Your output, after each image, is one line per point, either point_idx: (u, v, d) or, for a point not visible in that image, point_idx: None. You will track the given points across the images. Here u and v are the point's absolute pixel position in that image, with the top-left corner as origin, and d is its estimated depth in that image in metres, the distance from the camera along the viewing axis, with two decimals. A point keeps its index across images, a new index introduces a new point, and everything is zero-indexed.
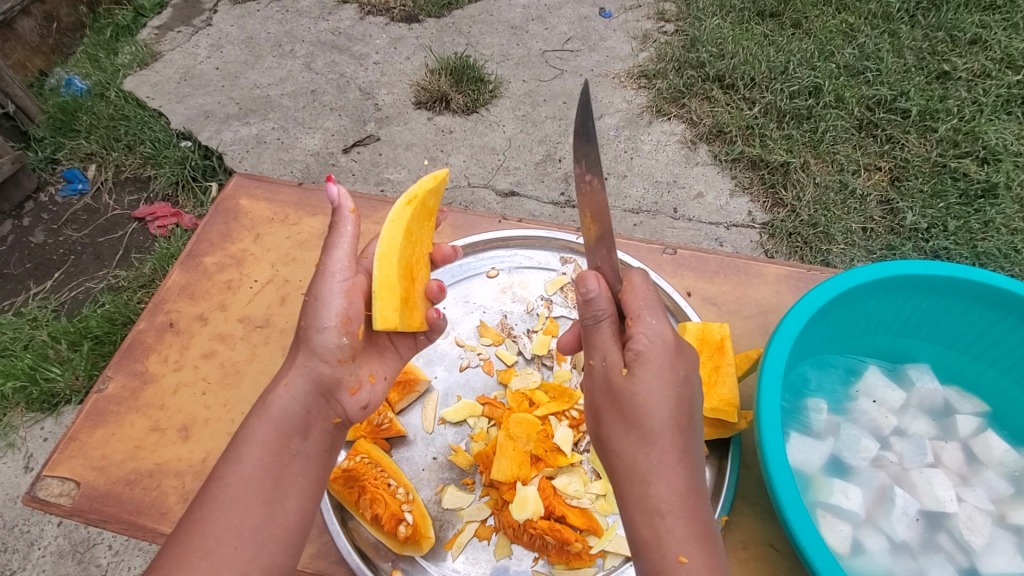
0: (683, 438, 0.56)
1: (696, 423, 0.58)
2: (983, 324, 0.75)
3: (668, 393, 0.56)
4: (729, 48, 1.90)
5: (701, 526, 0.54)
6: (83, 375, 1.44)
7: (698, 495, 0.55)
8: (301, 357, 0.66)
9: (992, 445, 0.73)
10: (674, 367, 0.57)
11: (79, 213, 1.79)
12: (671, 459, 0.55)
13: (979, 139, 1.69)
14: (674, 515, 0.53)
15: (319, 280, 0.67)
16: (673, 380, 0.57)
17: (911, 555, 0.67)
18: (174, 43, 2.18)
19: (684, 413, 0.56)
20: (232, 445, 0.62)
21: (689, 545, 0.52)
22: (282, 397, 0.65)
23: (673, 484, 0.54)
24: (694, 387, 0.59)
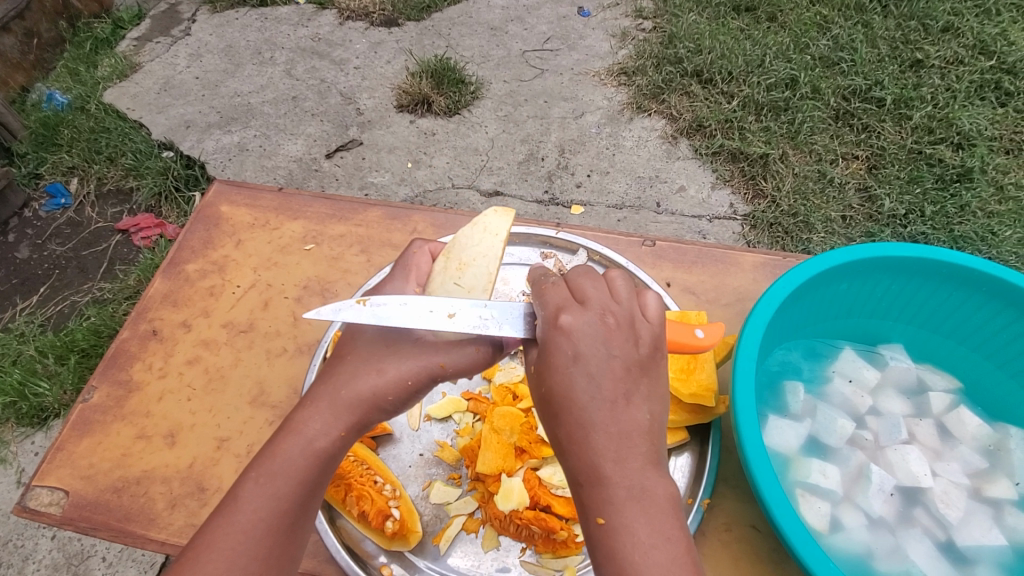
0: (590, 416, 0.52)
1: (612, 395, 0.53)
2: (955, 302, 0.77)
3: (560, 376, 0.53)
4: (706, 44, 1.92)
5: (621, 490, 0.51)
6: (71, 389, 1.43)
7: (617, 463, 0.52)
8: (360, 414, 0.61)
9: (965, 420, 0.75)
10: (560, 348, 0.54)
11: (62, 227, 1.78)
12: (579, 436, 0.52)
13: (953, 125, 1.72)
14: (593, 483, 0.52)
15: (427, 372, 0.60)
16: (558, 364, 0.53)
17: (889, 530, 0.69)
18: (153, 54, 2.17)
19: (577, 390, 0.53)
20: (270, 477, 0.58)
21: (606, 507, 0.51)
22: (334, 445, 0.60)
23: (589, 453, 0.52)
24: (601, 359, 0.53)
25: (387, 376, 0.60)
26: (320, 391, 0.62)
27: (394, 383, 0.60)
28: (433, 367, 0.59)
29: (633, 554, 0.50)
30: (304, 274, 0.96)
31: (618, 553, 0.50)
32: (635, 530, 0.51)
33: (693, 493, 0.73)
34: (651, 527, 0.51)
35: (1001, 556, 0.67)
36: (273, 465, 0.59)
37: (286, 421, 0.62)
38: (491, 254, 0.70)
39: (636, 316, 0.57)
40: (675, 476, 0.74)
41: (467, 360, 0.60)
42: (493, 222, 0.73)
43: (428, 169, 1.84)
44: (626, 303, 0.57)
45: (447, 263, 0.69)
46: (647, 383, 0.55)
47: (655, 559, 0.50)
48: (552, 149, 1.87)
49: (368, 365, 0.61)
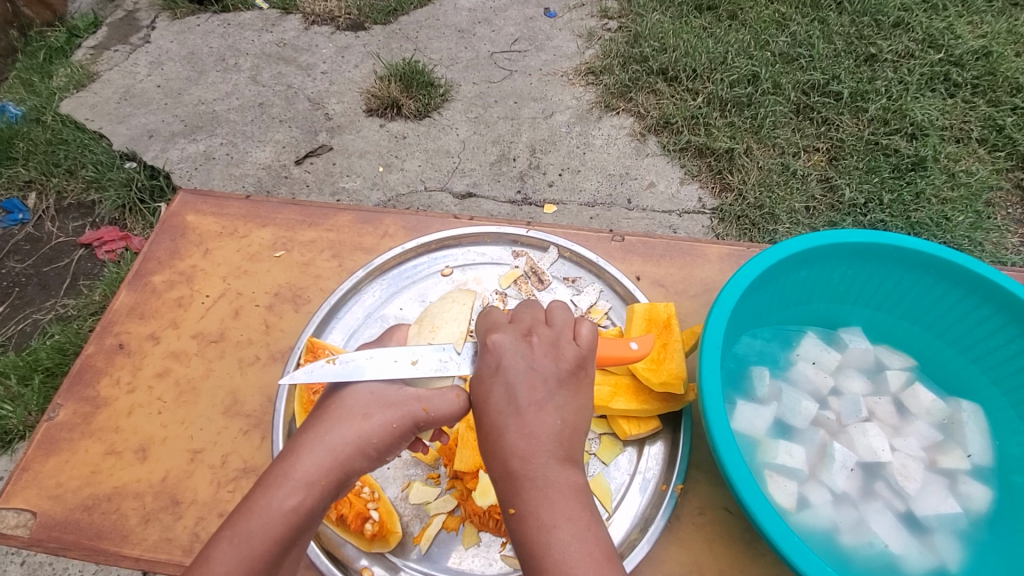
0: (504, 418, 0.58)
1: (528, 402, 0.58)
2: (907, 285, 0.81)
3: (485, 384, 0.59)
4: (671, 42, 1.96)
5: (526, 482, 0.55)
6: (36, 409, 1.39)
7: (525, 460, 0.56)
8: (341, 460, 0.62)
9: (921, 396, 0.79)
10: (486, 361, 0.60)
11: (21, 243, 1.72)
12: (493, 438, 0.58)
13: (907, 116, 1.79)
14: (505, 480, 0.57)
15: (407, 421, 0.63)
16: (483, 373, 0.59)
17: (852, 505, 0.72)
18: (111, 62, 2.11)
19: (497, 397, 0.58)
20: (245, 535, 0.57)
21: (516, 499, 0.55)
22: (312, 496, 0.61)
23: (500, 451, 0.57)
24: (519, 370, 0.59)
25: (371, 420, 0.63)
26: (300, 442, 0.63)
27: (378, 428, 0.63)
28: (416, 412, 0.62)
29: (539, 535, 0.53)
30: (275, 281, 0.95)
31: (527, 537, 0.54)
32: (539, 513, 0.54)
33: (666, 479, 0.75)
34: (552, 509, 0.54)
35: (956, 523, 0.71)
36: (247, 523, 0.58)
37: (265, 474, 0.63)
38: (462, 317, 0.71)
39: (564, 338, 0.62)
40: (648, 464, 0.77)
41: (447, 407, 0.62)
42: (461, 295, 0.75)
43: (400, 173, 1.84)
44: (556, 328, 0.63)
45: (421, 329, 0.72)
46: (565, 394, 0.60)
47: (558, 536, 0.53)
48: (523, 149, 1.88)
49: (353, 409, 0.63)
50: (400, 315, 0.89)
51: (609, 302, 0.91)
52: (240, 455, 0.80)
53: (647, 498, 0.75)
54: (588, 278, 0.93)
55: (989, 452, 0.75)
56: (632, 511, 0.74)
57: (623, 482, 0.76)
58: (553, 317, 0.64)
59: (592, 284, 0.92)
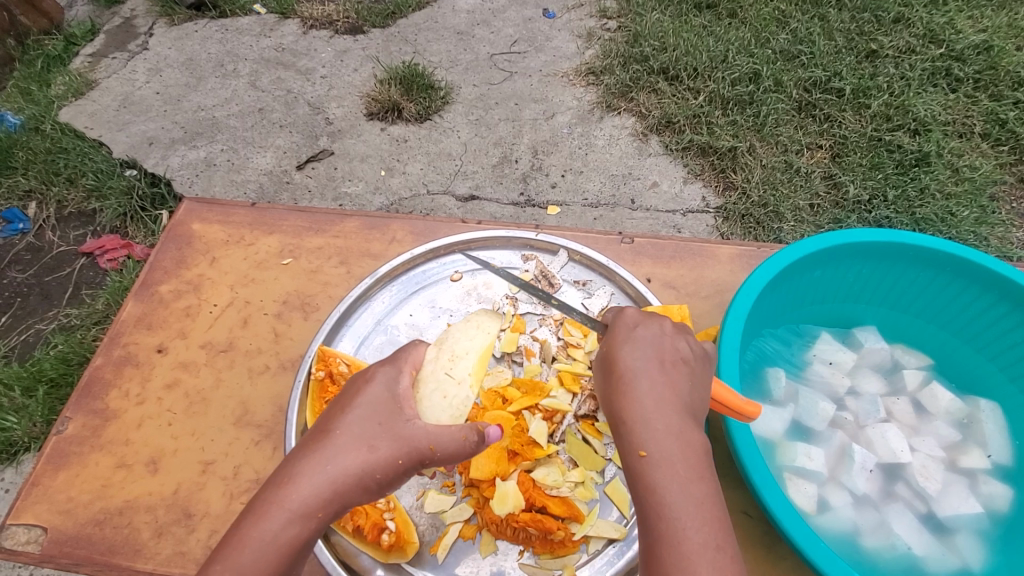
0: (636, 369, 0.59)
1: (667, 360, 0.60)
2: (924, 282, 0.80)
3: (624, 341, 0.61)
4: (671, 41, 1.95)
5: (661, 430, 0.56)
6: (41, 421, 1.38)
7: (661, 406, 0.57)
8: (340, 492, 0.59)
9: (939, 395, 0.78)
10: (624, 321, 0.63)
11: (22, 253, 1.71)
12: (627, 382, 0.58)
13: (909, 112, 1.79)
14: (636, 423, 0.57)
15: (414, 455, 0.61)
16: (619, 330, 0.62)
17: (872, 506, 0.71)
18: (109, 69, 2.11)
19: (640, 350, 0.60)
20: (237, 571, 0.54)
21: (648, 441, 0.55)
22: (308, 529, 0.57)
23: (632, 398, 0.58)
24: (655, 335, 0.61)
25: (376, 453, 0.60)
26: (298, 468, 0.59)
27: (383, 461, 0.60)
28: (422, 449, 0.61)
29: (671, 485, 0.54)
30: (283, 289, 0.94)
31: (656, 483, 0.54)
32: (674, 463, 0.54)
33: None
34: (687, 463, 0.55)
35: (977, 523, 0.70)
36: (241, 557, 0.55)
37: (260, 493, 0.59)
38: (477, 350, 0.74)
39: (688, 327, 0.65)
40: None
41: (454, 446, 0.61)
42: (484, 321, 0.78)
43: (402, 176, 1.83)
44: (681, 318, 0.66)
45: (438, 354, 0.73)
46: (700, 367, 0.61)
47: (693, 491, 0.54)
48: (525, 151, 1.87)
49: (358, 439, 0.60)
50: (410, 321, 0.88)
51: (621, 304, 0.90)
52: (252, 466, 0.80)
53: None
54: (599, 281, 0.93)
55: (1009, 450, 0.74)
56: None
57: None
58: None
59: (603, 287, 0.92)
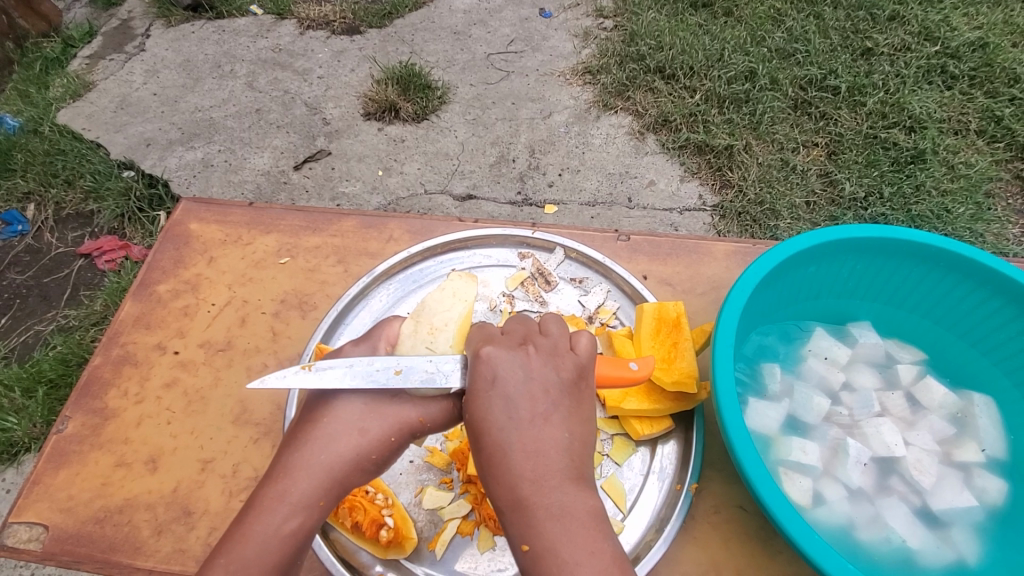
0: (507, 435, 0.57)
1: (530, 415, 0.58)
2: (916, 278, 0.80)
3: (483, 401, 0.58)
4: (667, 40, 1.96)
5: (540, 511, 0.55)
6: (41, 421, 1.38)
7: (534, 484, 0.56)
8: (339, 477, 0.63)
9: (933, 389, 0.79)
10: (481, 373, 0.59)
11: (21, 254, 1.71)
12: (499, 458, 0.57)
13: (904, 109, 1.80)
14: (514, 509, 0.56)
15: (402, 431, 0.64)
16: (479, 387, 0.59)
17: (867, 500, 0.72)
18: (107, 71, 2.11)
19: (499, 416, 0.58)
20: (244, 563, 0.57)
21: (528, 535, 0.54)
22: (311, 517, 0.61)
23: (507, 478, 0.56)
24: (517, 382, 0.59)
25: (369, 436, 0.64)
26: (293, 461, 0.63)
27: (375, 442, 0.64)
28: (413, 422, 0.64)
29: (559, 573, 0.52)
30: (281, 288, 0.95)
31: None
32: (558, 550, 0.53)
33: (681, 478, 0.75)
34: (573, 544, 0.53)
35: (971, 517, 0.71)
36: (245, 550, 0.58)
37: (259, 491, 0.62)
38: (455, 317, 0.72)
39: (562, 347, 0.62)
40: (663, 463, 0.77)
41: (442, 413, 0.65)
42: (459, 287, 0.76)
43: (399, 176, 1.84)
44: (551, 337, 0.63)
45: (417, 327, 0.72)
46: (568, 406, 0.59)
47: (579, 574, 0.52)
48: (522, 150, 1.88)
49: (349, 426, 0.64)
50: None
51: (617, 301, 0.91)
52: (251, 464, 0.80)
53: (661, 496, 0.75)
54: (595, 278, 0.93)
55: (1003, 444, 0.75)
56: (647, 510, 0.74)
57: (637, 482, 0.76)
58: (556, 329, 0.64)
59: (599, 284, 0.92)
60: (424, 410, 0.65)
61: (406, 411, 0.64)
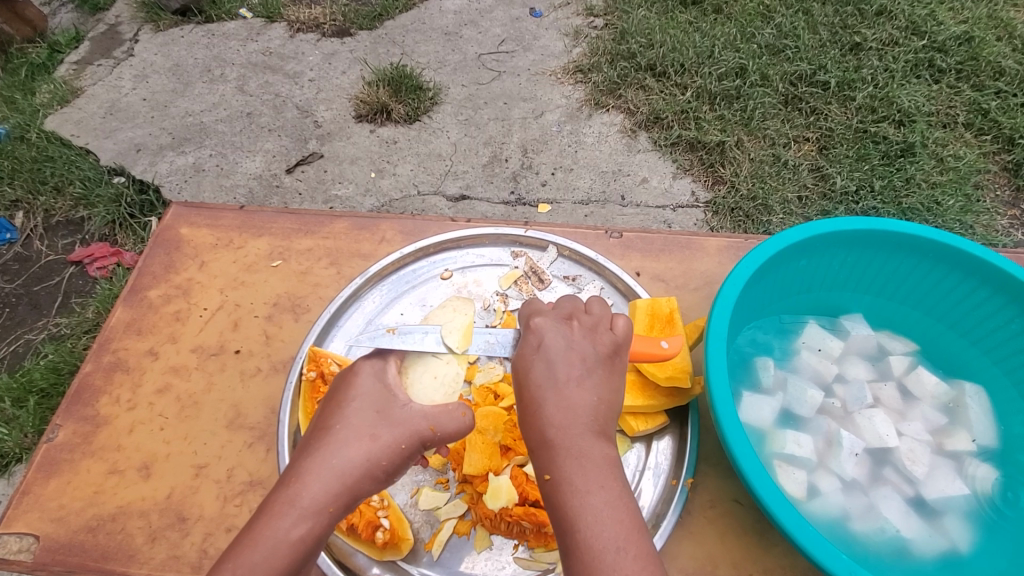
0: (543, 391, 0.61)
1: (567, 376, 0.62)
2: (907, 269, 0.81)
3: (527, 362, 0.64)
4: (658, 38, 1.96)
5: (561, 450, 0.58)
6: (32, 431, 1.38)
7: (561, 428, 0.59)
8: (350, 484, 0.62)
9: (924, 379, 0.79)
10: (529, 340, 0.65)
11: (10, 263, 1.70)
12: (532, 407, 0.61)
13: (894, 103, 1.81)
14: (540, 448, 0.59)
15: (412, 439, 0.65)
16: (525, 351, 0.64)
17: (862, 491, 0.72)
18: (95, 76, 2.09)
19: (537, 377, 0.62)
20: (251, 567, 0.56)
21: (551, 465, 0.58)
22: (320, 524, 0.60)
23: (538, 421, 0.60)
24: (559, 348, 0.64)
25: (380, 442, 0.64)
26: (304, 466, 0.63)
27: (387, 448, 0.64)
28: (423, 430, 0.65)
29: (572, 500, 0.55)
30: (273, 291, 0.94)
31: (561, 502, 0.56)
32: (573, 479, 0.56)
33: (676, 475, 0.75)
34: (587, 477, 0.56)
35: (964, 505, 0.71)
36: (253, 555, 0.56)
37: (268, 497, 0.62)
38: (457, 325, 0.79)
39: (603, 326, 0.67)
40: (658, 460, 0.77)
41: (453, 424, 0.66)
42: (460, 305, 0.83)
43: (393, 177, 1.84)
44: (595, 315, 0.68)
45: None
46: (603, 372, 0.63)
47: (591, 502, 0.55)
48: (515, 150, 1.88)
49: (360, 431, 0.64)
50: (401, 320, 0.88)
51: (611, 298, 0.91)
52: (246, 468, 0.80)
53: (657, 493, 0.75)
54: (588, 275, 0.93)
55: (994, 433, 0.76)
56: (643, 507, 0.74)
57: (633, 479, 0.76)
58: (599, 309, 0.69)
59: (592, 281, 0.93)
60: (431, 417, 0.66)
61: (414, 419, 0.66)
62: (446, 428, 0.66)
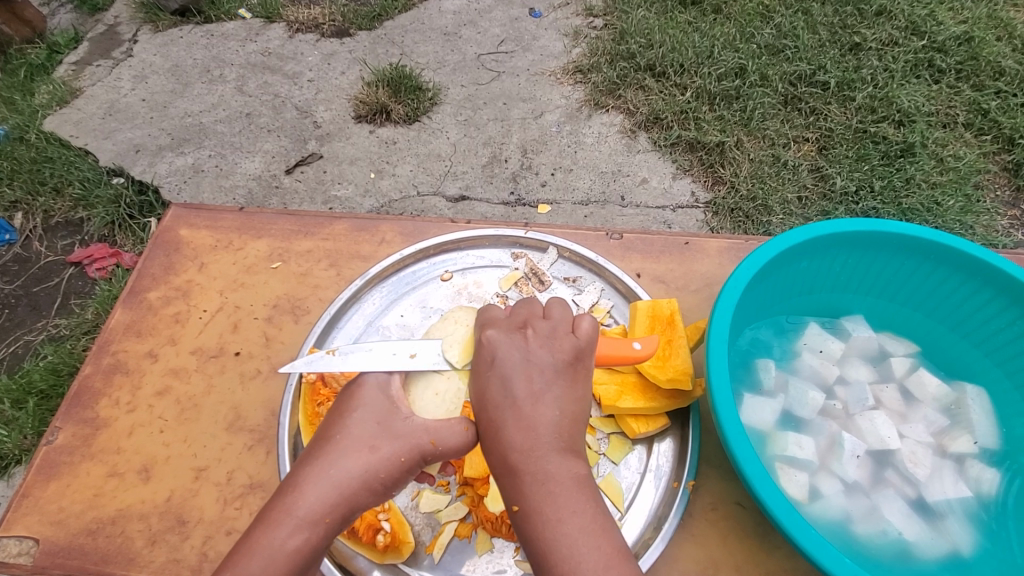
0: (502, 412, 0.62)
1: (525, 393, 0.62)
2: (907, 271, 0.81)
3: (484, 380, 0.64)
4: (657, 38, 1.96)
5: (527, 476, 0.59)
6: (31, 433, 1.37)
7: (526, 453, 0.60)
8: (347, 495, 0.62)
9: (926, 381, 0.79)
10: (482, 356, 0.65)
11: (9, 264, 1.70)
12: (494, 430, 0.62)
13: (893, 103, 1.80)
14: (506, 474, 0.60)
15: (413, 452, 0.64)
16: (481, 368, 0.65)
17: (863, 494, 0.72)
18: (94, 77, 2.09)
19: (495, 395, 0.63)
20: None
21: (517, 496, 0.59)
22: (316, 535, 0.60)
23: (500, 445, 0.61)
24: (515, 363, 0.64)
25: (379, 453, 0.64)
26: (302, 476, 0.63)
27: (386, 460, 0.63)
28: (424, 444, 0.64)
29: (544, 530, 0.56)
30: (273, 293, 0.94)
31: (531, 532, 0.57)
32: (543, 507, 0.57)
33: (678, 476, 0.75)
34: (556, 503, 0.57)
35: (966, 507, 0.71)
36: (249, 565, 0.57)
37: (265, 506, 0.62)
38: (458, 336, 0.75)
39: (562, 331, 0.67)
40: (660, 462, 0.77)
41: (455, 438, 0.65)
42: (462, 316, 0.79)
43: (392, 178, 1.83)
44: (553, 320, 0.68)
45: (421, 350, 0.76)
46: (562, 385, 0.63)
47: (563, 530, 0.56)
48: (514, 150, 1.88)
49: (359, 442, 0.64)
50: (401, 322, 0.87)
51: (611, 300, 0.90)
52: (245, 471, 0.79)
53: (659, 496, 0.75)
54: (588, 277, 0.93)
55: (996, 434, 0.75)
56: (645, 509, 0.74)
57: (634, 481, 0.76)
58: (557, 314, 0.69)
59: (593, 283, 0.92)
60: (433, 431, 0.65)
61: (416, 432, 0.65)
62: (448, 442, 0.64)
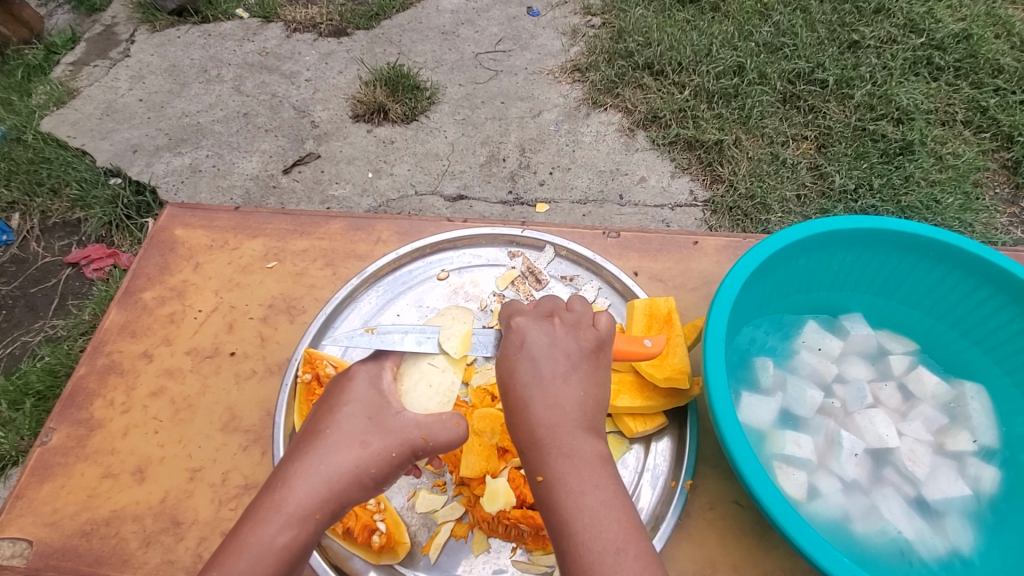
0: (529, 390, 0.61)
1: (551, 374, 0.62)
2: (906, 267, 0.80)
3: (511, 361, 0.64)
4: (655, 36, 1.96)
5: (552, 449, 0.58)
6: (28, 434, 1.37)
7: (551, 428, 0.59)
8: (337, 491, 0.61)
9: (924, 378, 0.79)
10: (511, 339, 0.65)
11: (6, 264, 1.69)
12: (520, 407, 0.61)
13: (892, 101, 1.80)
14: (532, 449, 0.59)
15: (403, 447, 0.64)
16: (509, 350, 0.64)
17: (862, 492, 0.71)
18: (91, 77, 2.08)
19: (523, 375, 0.62)
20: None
21: (542, 465, 0.58)
22: (306, 531, 0.59)
23: (526, 420, 0.60)
24: (543, 346, 0.64)
25: (370, 449, 0.63)
26: (291, 472, 0.62)
27: (377, 455, 0.63)
28: (415, 440, 0.64)
29: (568, 501, 0.55)
30: (269, 293, 0.94)
31: (556, 502, 0.56)
32: (567, 479, 0.56)
33: (675, 476, 0.75)
34: (580, 476, 0.57)
35: (964, 506, 0.71)
36: (237, 564, 0.55)
37: (253, 502, 0.61)
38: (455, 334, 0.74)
39: (585, 322, 0.67)
40: (657, 461, 0.77)
41: (446, 434, 0.65)
42: (458, 312, 0.79)
43: (390, 178, 1.83)
44: (576, 312, 0.68)
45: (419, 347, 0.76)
46: (587, 368, 0.63)
47: (586, 502, 0.55)
48: (513, 149, 1.87)
49: (350, 437, 0.63)
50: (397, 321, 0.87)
51: (609, 298, 0.90)
52: (241, 472, 0.79)
53: (657, 496, 0.74)
54: (586, 275, 0.93)
55: (995, 433, 0.75)
56: (641, 509, 0.74)
57: (632, 481, 0.76)
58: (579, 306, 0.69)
59: (590, 281, 0.92)
60: (424, 425, 0.65)
61: (408, 426, 0.65)
62: (437, 437, 0.65)
